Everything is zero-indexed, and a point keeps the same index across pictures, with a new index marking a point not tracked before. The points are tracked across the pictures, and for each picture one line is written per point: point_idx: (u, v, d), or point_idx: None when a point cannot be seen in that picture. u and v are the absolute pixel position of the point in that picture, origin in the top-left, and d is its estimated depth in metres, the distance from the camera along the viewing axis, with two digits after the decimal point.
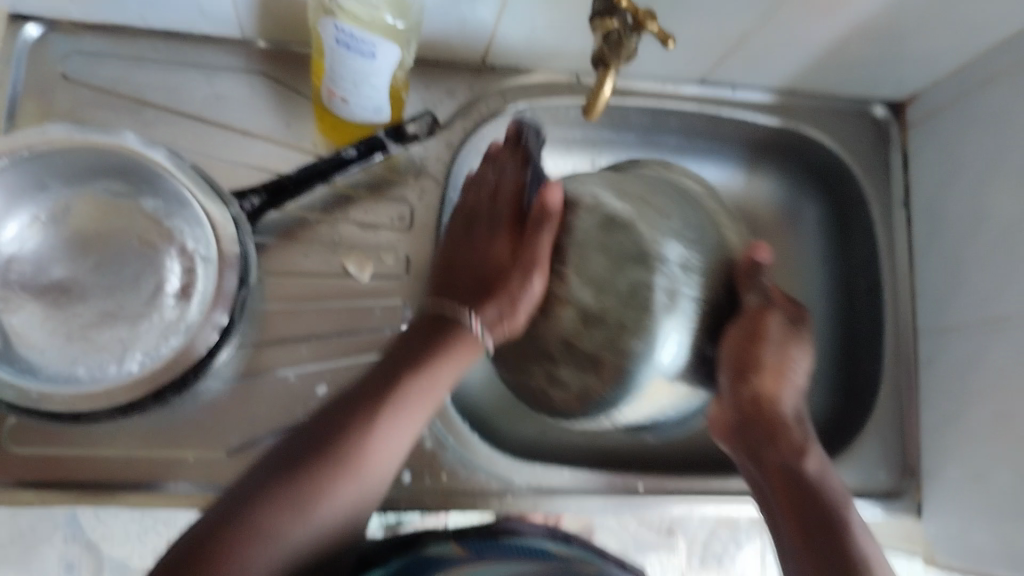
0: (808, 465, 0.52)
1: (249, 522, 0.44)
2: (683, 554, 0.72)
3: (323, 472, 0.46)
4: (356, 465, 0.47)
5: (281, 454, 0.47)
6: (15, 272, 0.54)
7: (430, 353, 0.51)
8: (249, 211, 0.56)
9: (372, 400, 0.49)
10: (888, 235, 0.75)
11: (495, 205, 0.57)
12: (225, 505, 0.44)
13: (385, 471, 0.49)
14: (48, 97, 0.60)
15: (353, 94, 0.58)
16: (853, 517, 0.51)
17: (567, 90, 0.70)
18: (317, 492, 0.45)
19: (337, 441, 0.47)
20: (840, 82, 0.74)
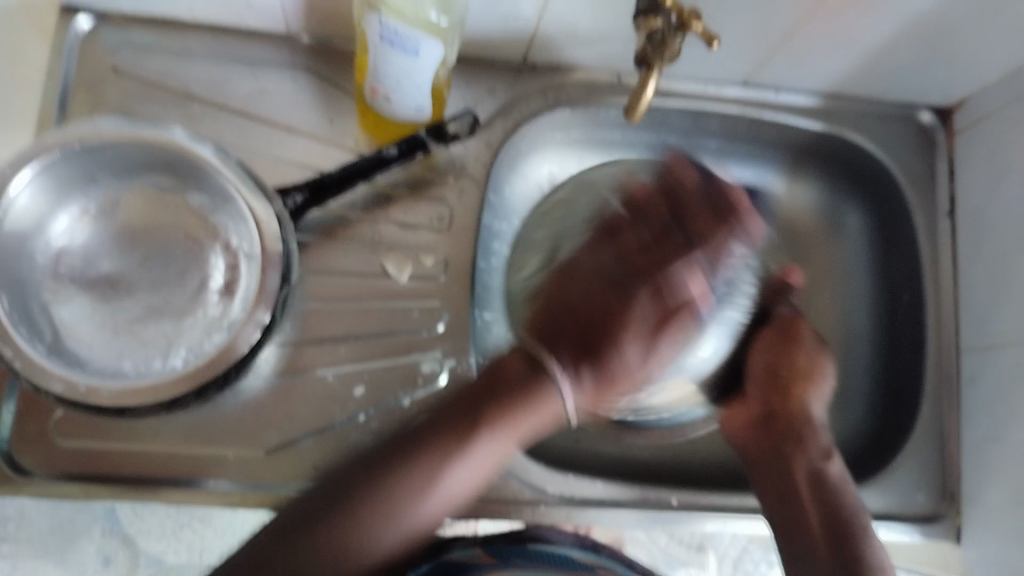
0: (829, 466, 0.59)
1: (346, 510, 0.46)
2: (715, 574, 0.64)
3: (394, 498, 0.47)
4: (426, 493, 0.47)
5: (352, 477, 0.47)
6: (64, 265, 0.54)
7: (515, 404, 0.48)
8: (291, 208, 0.56)
9: (443, 435, 0.48)
10: (931, 245, 0.74)
11: (650, 253, 0.50)
12: (320, 494, 0.47)
13: (456, 497, 0.48)
14: (96, 89, 0.60)
15: (395, 92, 0.57)
16: (865, 520, 0.56)
17: (609, 91, 0.69)
18: (387, 518, 0.46)
19: (434, 452, 0.48)
20: (886, 85, 0.73)
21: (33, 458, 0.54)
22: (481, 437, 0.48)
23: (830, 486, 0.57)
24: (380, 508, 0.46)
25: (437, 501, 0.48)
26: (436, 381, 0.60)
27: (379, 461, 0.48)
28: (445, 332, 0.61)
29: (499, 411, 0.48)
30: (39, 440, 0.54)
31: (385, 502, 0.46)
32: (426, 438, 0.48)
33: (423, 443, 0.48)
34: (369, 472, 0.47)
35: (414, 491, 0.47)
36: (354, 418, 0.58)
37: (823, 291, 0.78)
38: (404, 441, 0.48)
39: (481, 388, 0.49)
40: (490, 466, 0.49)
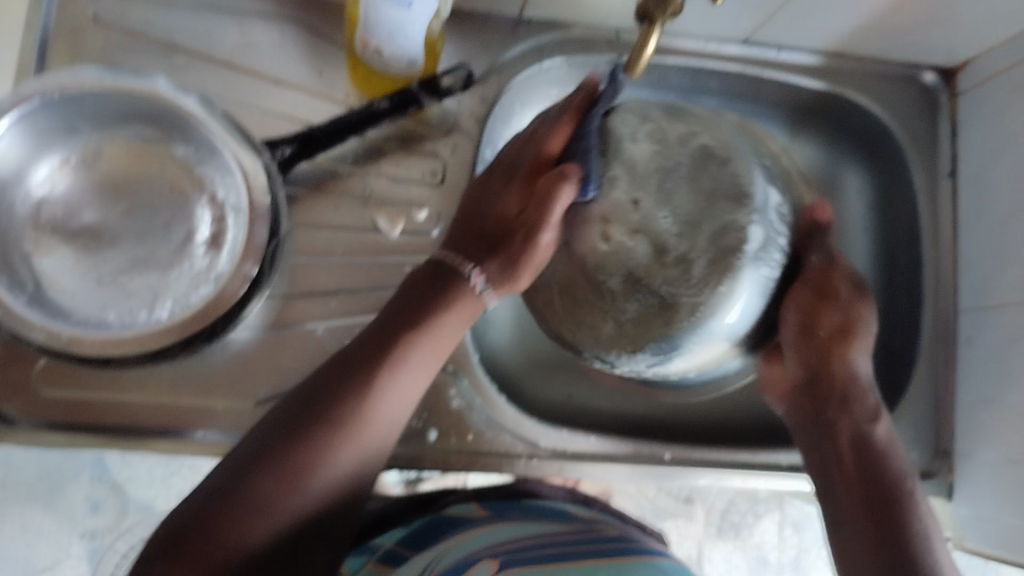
0: (875, 429, 0.55)
1: (284, 454, 0.46)
2: (700, 523, 0.78)
3: (328, 434, 0.47)
4: (366, 412, 0.48)
5: (288, 419, 0.48)
6: (45, 215, 0.54)
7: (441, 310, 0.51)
8: (279, 160, 0.56)
9: (374, 354, 0.50)
10: (931, 208, 0.72)
11: (492, 179, 0.54)
12: (250, 446, 0.47)
13: (392, 421, 0.50)
14: (78, 38, 0.59)
15: (388, 44, 0.56)
16: (912, 487, 0.53)
17: (606, 46, 0.67)
18: (323, 452, 0.47)
19: (361, 368, 0.49)
20: (890, 44, 0.71)
21: (16, 409, 0.54)
22: (409, 358, 0.50)
23: (877, 453, 0.54)
24: (317, 433, 0.47)
25: (381, 409, 0.49)
26: None
27: (312, 401, 0.48)
28: None
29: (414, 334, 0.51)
30: (21, 392, 0.54)
31: (323, 427, 0.47)
32: (356, 368, 0.49)
33: (358, 374, 0.49)
34: (302, 420, 0.47)
35: (349, 414, 0.48)
36: None
37: None
38: (341, 361, 0.50)
39: (408, 307, 0.51)
40: (430, 370, 0.52)
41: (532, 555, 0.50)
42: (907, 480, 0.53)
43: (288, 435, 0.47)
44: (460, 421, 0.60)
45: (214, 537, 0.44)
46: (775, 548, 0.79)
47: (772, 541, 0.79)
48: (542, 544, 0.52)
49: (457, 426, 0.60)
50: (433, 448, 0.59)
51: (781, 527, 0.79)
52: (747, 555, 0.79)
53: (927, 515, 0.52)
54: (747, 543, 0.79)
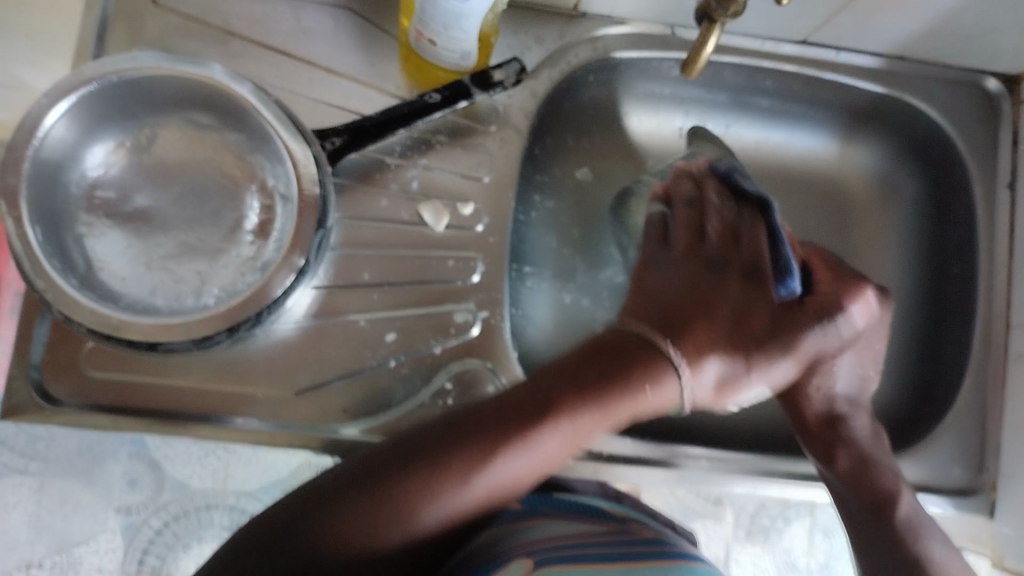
0: (845, 453, 0.58)
1: (396, 484, 0.46)
2: (729, 525, 0.78)
3: (460, 474, 0.47)
4: (485, 473, 0.47)
5: (420, 441, 0.48)
6: (99, 197, 0.54)
7: (630, 382, 0.50)
8: (329, 150, 0.55)
9: (521, 409, 0.49)
10: (988, 219, 0.70)
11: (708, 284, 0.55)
12: (378, 456, 0.47)
13: (522, 472, 0.49)
14: (134, 20, 0.59)
15: (442, 36, 0.55)
16: (903, 502, 0.57)
17: (660, 44, 0.66)
18: (468, 469, 0.47)
19: (503, 430, 0.48)
20: (957, 49, 0.68)
21: (65, 387, 0.55)
22: (588, 413, 0.50)
23: (854, 478, 0.57)
24: (450, 473, 0.47)
25: (500, 477, 0.48)
26: (469, 331, 0.60)
27: (466, 419, 0.49)
28: (479, 284, 0.61)
29: (601, 395, 0.50)
30: (71, 369, 0.55)
31: (449, 471, 0.47)
32: (520, 411, 0.49)
33: (530, 406, 0.49)
34: (451, 437, 0.48)
35: (470, 465, 0.47)
36: (386, 362, 0.58)
37: (866, 256, 0.76)
38: (482, 409, 0.49)
39: (574, 380, 0.50)
40: (574, 446, 0.51)
41: (566, 555, 0.50)
42: (894, 501, 0.57)
43: (410, 464, 0.47)
44: None
45: (348, 521, 0.45)
46: (805, 553, 0.78)
47: (803, 547, 0.78)
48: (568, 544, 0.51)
49: None
50: None
51: (812, 533, 0.78)
52: (775, 559, 0.78)
53: (928, 540, 0.56)
54: (777, 548, 0.78)
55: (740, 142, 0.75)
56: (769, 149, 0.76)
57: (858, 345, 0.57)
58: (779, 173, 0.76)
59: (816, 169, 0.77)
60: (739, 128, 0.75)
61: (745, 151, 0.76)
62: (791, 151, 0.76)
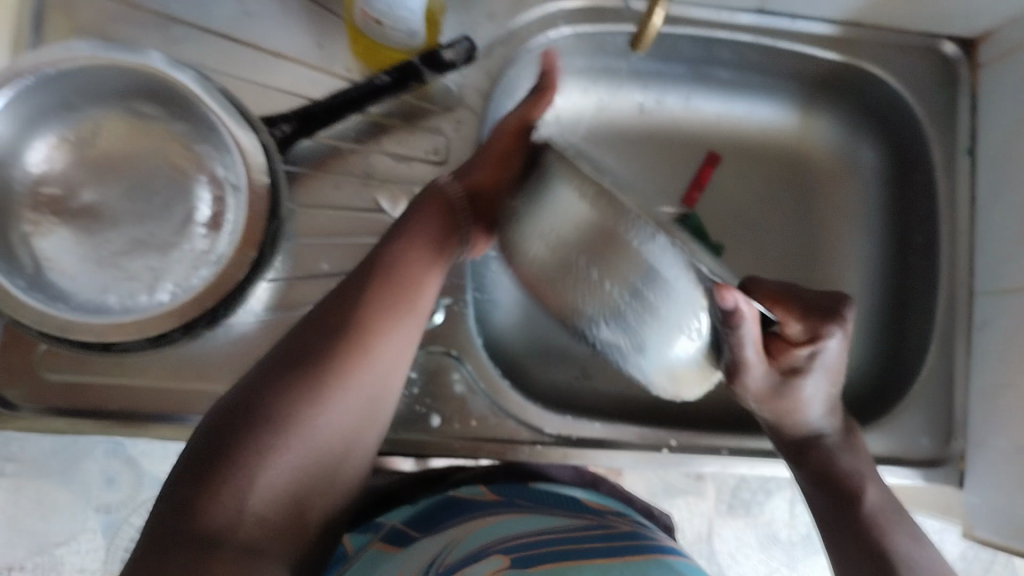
0: (812, 455, 0.58)
1: (233, 450, 0.44)
2: (712, 500, 0.79)
3: (285, 413, 0.46)
4: (315, 411, 0.47)
5: (237, 402, 0.46)
6: (44, 195, 0.52)
7: (348, 321, 0.50)
8: (278, 138, 0.54)
9: (321, 342, 0.49)
10: (948, 184, 0.70)
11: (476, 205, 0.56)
12: (198, 444, 0.45)
13: (397, 367, 0.51)
14: (72, 9, 0.57)
15: (389, 16, 0.54)
16: (871, 498, 0.55)
17: (614, 17, 0.65)
18: (312, 400, 0.47)
19: (325, 348, 0.49)
20: (911, 14, 0.68)
21: (19, 392, 0.54)
22: (395, 293, 0.52)
23: (822, 480, 0.57)
24: (270, 424, 0.45)
25: (337, 410, 0.48)
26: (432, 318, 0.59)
27: (301, 348, 0.48)
28: None
29: (390, 289, 0.52)
30: (24, 374, 0.54)
31: (276, 414, 0.46)
32: (345, 305, 0.51)
33: (347, 307, 0.51)
34: (267, 377, 0.47)
35: (301, 403, 0.47)
36: None
37: (830, 228, 0.76)
38: (297, 344, 0.49)
39: (310, 329, 0.50)
40: (410, 343, 0.52)
41: (545, 551, 0.49)
42: (857, 497, 0.55)
43: (231, 430, 0.45)
44: (462, 407, 0.59)
45: (224, 476, 0.43)
46: (786, 525, 0.79)
47: (784, 518, 0.79)
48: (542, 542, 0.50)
49: (460, 412, 0.59)
50: (437, 433, 0.58)
51: (793, 505, 0.79)
52: (757, 532, 0.79)
53: (895, 532, 0.54)
54: (758, 522, 0.79)
55: (700, 115, 0.75)
56: (730, 121, 0.75)
57: (836, 362, 0.54)
58: (742, 146, 0.76)
59: (778, 140, 0.76)
60: (699, 100, 0.75)
61: (707, 124, 0.75)
62: (753, 122, 0.76)
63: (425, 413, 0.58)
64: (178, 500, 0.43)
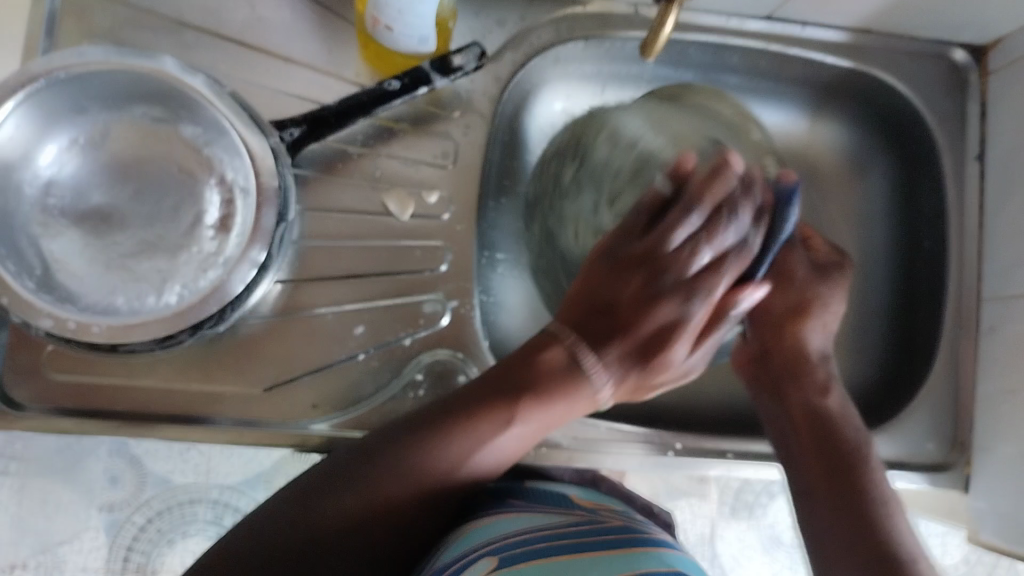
0: (828, 401, 0.57)
1: (406, 455, 0.49)
2: (714, 502, 0.79)
3: (449, 440, 0.49)
4: (477, 452, 0.50)
5: (419, 417, 0.51)
6: (54, 197, 0.53)
7: (535, 380, 0.52)
8: (288, 142, 0.54)
9: (501, 391, 0.51)
10: (957, 191, 0.70)
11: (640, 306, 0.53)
12: (381, 438, 0.50)
13: (501, 457, 0.52)
14: (83, 12, 0.58)
15: (398, 22, 0.54)
16: (872, 456, 0.55)
17: (624, 23, 0.65)
18: (435, 463, 0.49)
19: (497, 393, 0.51)
20: (921, 21, 0.68)
21: (26, 392, 0.54)
22: (550, 385, 0.52)
23: (824, 420, 0.56)
24: (424, 448, 0.49)
25: (486, 454, 0.51)
26: (439, 321, 0.59)
27: (438, 414, 0.50)
28: (447, 273, 0.60)
29: (528, 394, 0.51)
30: (32, 374, 0.54)
31: (445, 440, 0.49)
32: (467, 401, 0.51)
33: (469, 400, 0.51)
34: (449, 411, 0.51)
35: (463, 439, 0.50)
36: (355, 357, 0.57)
37: (839, 234, 0.75)
38: (469, 390, 0.52)
39: (488, 381, 0.52)
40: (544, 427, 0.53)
41: (533, 547, 0.49)
42: (862, 448, 0.55)
43: (414, 433, 0.50)
44: None
45: (381, 471, 0.48)
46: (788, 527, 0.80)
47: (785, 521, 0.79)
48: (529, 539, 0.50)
49: None
50: None
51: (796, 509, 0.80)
52: (759, 534, 0.79)
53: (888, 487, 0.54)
54: (761, 524, 0.79)
55: None
56: None
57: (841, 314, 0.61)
58: None
59: (787, 145, 0.76)
60: None
61: None
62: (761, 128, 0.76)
63: None
64: (338, 469, 0.49)
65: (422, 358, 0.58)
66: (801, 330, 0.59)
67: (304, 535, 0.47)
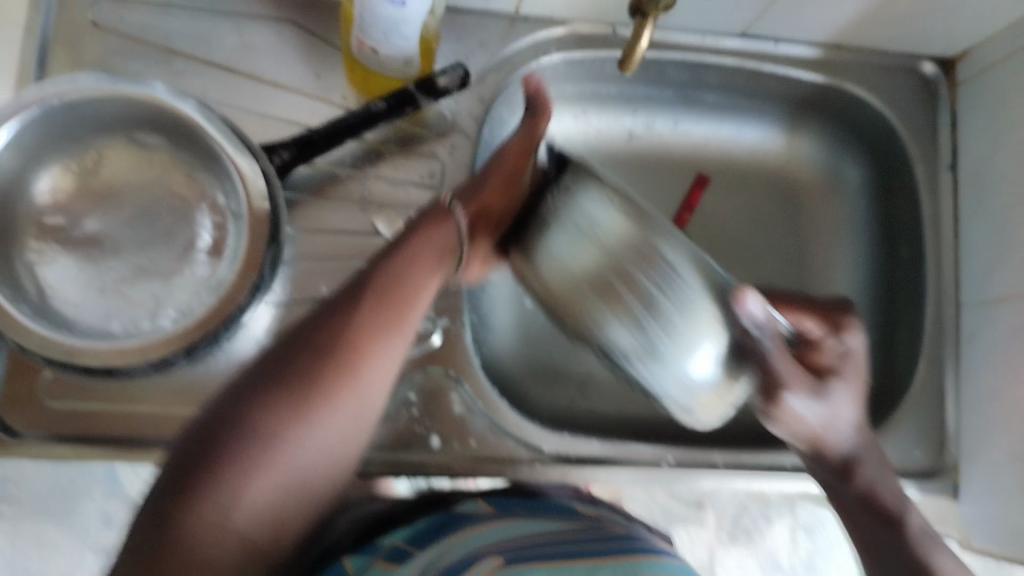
0: (857, 483, 0.55)
1: (252, 417, 0.42)
2: (712, 528, 0.77)
3: (289, 399, 0.42)
4: (336, 387, 0.44)
5: (251, 386, 0.43)
6: (48, 224, 0.53)
7: (319, 346, 0.44)
8: (277, 165, 0.55)
9: (329, 324, 0.46)
10: (933, 199, 0.72)
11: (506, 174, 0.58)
12: (212, 416, 0.42)
13: (387, 372, 0.47)
14: (76, 43, 0.58)
15: (384, 44, 0.55)
16: (914, 523, 0.54)
17: (604, 43, 0.67)
18: (322, 388, 0.43)
19: (319, 343, 0.44)
20: (892, 35, 0.70)
21: (23, 419, 0.54)
22: (411, 288, 0.48)
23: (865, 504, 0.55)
24: (293, 395, 0.43)
25: (334, 415, 0.44)
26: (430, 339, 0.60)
27: (273, 368, 0.44)
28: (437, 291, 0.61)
29: (395, 292, 0.48)
30: (27, 402, 0.54)
31: (294, 392, 0.43)
32: (325, 322, 0.46)
33: (331, 313, 0.46)
34: (288, 351, 0.45)
35: (312, 387, 0.43)
36: None
37: (818, 250, 0.78)
38: (299, 338, 0.45)
39: (317, 314, 0.46)
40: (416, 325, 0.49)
41: (539, 552, 0.50)
42: (901, 518, 0.54)
43: (251, 402, 0.42)
44: (461, 426, 0.60)
45: (219, 480, 0.40)
46: (788, 551, 0.77)
47: (786, 545, 0.77)
48: (534, 543, 0.51)
49: (459, 432, 0.60)
50: (438, 454, 0.59)
51: (795, 533, 0.78)
52: (758, 559, 0.77)
53: (938, 550, 0.53)
54: (760, 549, 0.77)
55: (688, 137, 0.77)
56: (717, 144, 0.77)
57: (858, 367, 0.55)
58: (728, 168, 0.78)
59: (765, 162, 0.78)
60: (687, 124, 0.77)
61: (694, 148, 0.77)
62: (740, 145, 0.78)
63: (426, 433, 0.59)
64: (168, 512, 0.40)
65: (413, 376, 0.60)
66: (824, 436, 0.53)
67: (196, 483, 0.40)
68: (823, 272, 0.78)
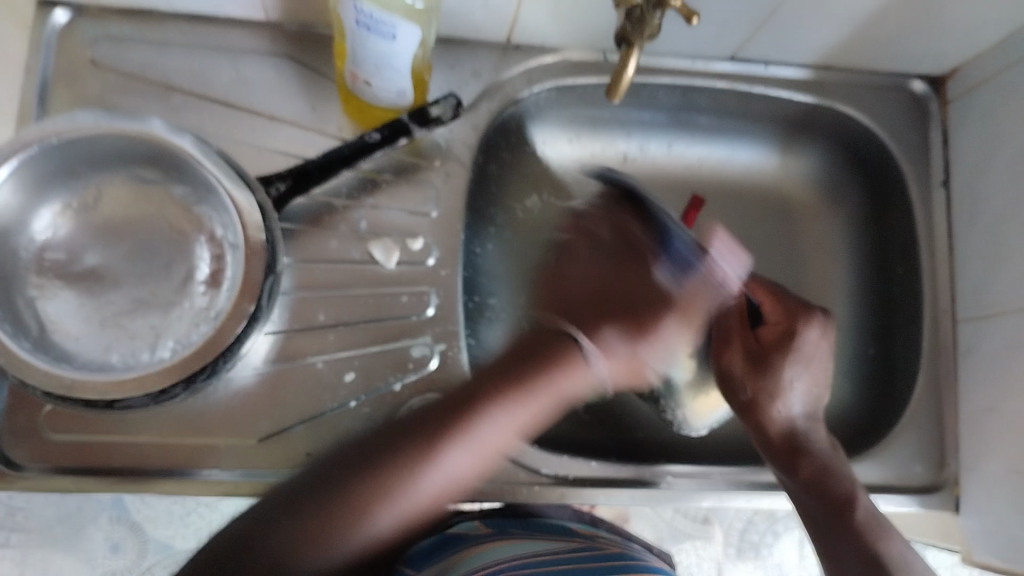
0: (805, 467, 0.58)
1: (344, 489, 0.46)
2: (719, 543, 0.72)
3: (385, 470, 0.47)
4: (423, 474, 0.47)
5: (345, 458, 0.48)
6: (49, 259, 0.54)
7: (428, 435, 0.48)
8: (274, 197, 0.56)
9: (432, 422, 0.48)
10: (926, 216, 0.73)
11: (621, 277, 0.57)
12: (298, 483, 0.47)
13: (469, 471, 0.49)
14: (76, 81, 0.60)
15: (377, 76, 0.56)
16: (862, 509, 0.57)
17: (594, 70, 0.68)
18: (406, 475, 0.47)
19: (426, 431, 0.48)
20: (879, 56, 0.71)
21: (26, 452, 0.55)
22: (525, 389, 0.50)
23: (817, 486, 0.58)
24: (378, 471, 0.47)
25: (424, 488, 0.47)
26: (428, 365, 0.60)
27: (361, 456, 0.47)
28: (434, 317, 0.61)
29: (521, 380, 0.50)
30: (29, 434, 0.55)
31: (379, 478, 0.46)
32: (425, 418, 0.49)
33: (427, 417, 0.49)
34: (389, 440, 0.48)
35: (403, 473, 0.47)
36: (346, 404, 0.58)
37: (813, 268, 0.79)
38: (413, 423, 0.49)
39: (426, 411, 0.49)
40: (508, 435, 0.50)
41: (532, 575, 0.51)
42: (851, 503, 0.57)
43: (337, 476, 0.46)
44: None
45: (305, 527, 0.45)
46: (796, 566, 0.73)
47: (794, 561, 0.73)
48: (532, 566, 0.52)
49: None
50: None
51: (803, 546, 0.74)
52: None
53: (891, 539, 0.56)
54: (768, 564, 0.73)
55: (683, 159, 0.78)
56: (711, 165, 0.78)
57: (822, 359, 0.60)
58: (722, 189, 0.79)
59: (759, 182, 0.79)
60: (681, 146, 0.77)
61: (688, 169, 0.78)
62: (734, 166, 0.79)
63: None
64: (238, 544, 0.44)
65: (412, 402, 0.59)
66: (772, 413, 0.59)
67: (260, 549, 0.44)
68: (819, 290, 0.78)
